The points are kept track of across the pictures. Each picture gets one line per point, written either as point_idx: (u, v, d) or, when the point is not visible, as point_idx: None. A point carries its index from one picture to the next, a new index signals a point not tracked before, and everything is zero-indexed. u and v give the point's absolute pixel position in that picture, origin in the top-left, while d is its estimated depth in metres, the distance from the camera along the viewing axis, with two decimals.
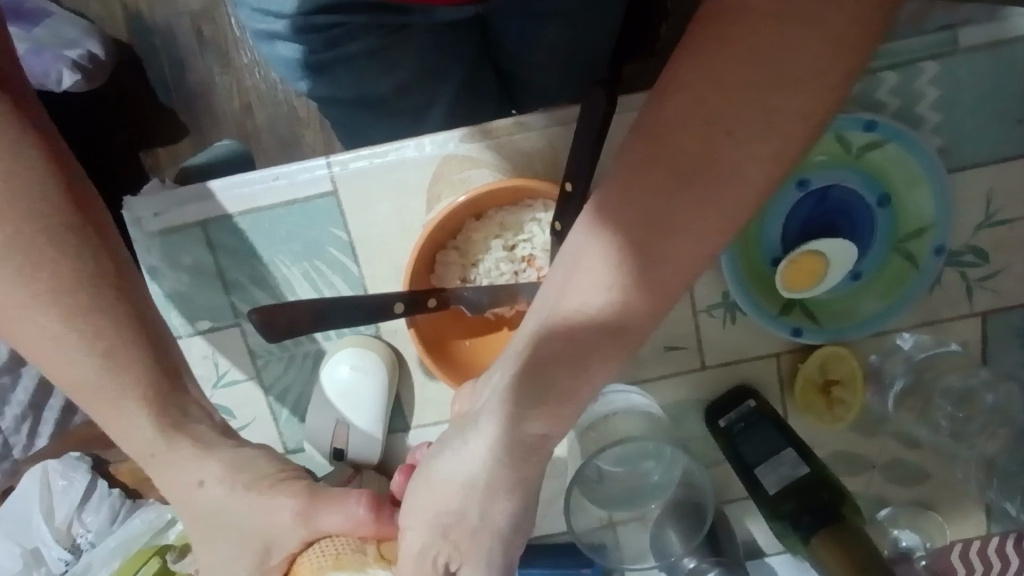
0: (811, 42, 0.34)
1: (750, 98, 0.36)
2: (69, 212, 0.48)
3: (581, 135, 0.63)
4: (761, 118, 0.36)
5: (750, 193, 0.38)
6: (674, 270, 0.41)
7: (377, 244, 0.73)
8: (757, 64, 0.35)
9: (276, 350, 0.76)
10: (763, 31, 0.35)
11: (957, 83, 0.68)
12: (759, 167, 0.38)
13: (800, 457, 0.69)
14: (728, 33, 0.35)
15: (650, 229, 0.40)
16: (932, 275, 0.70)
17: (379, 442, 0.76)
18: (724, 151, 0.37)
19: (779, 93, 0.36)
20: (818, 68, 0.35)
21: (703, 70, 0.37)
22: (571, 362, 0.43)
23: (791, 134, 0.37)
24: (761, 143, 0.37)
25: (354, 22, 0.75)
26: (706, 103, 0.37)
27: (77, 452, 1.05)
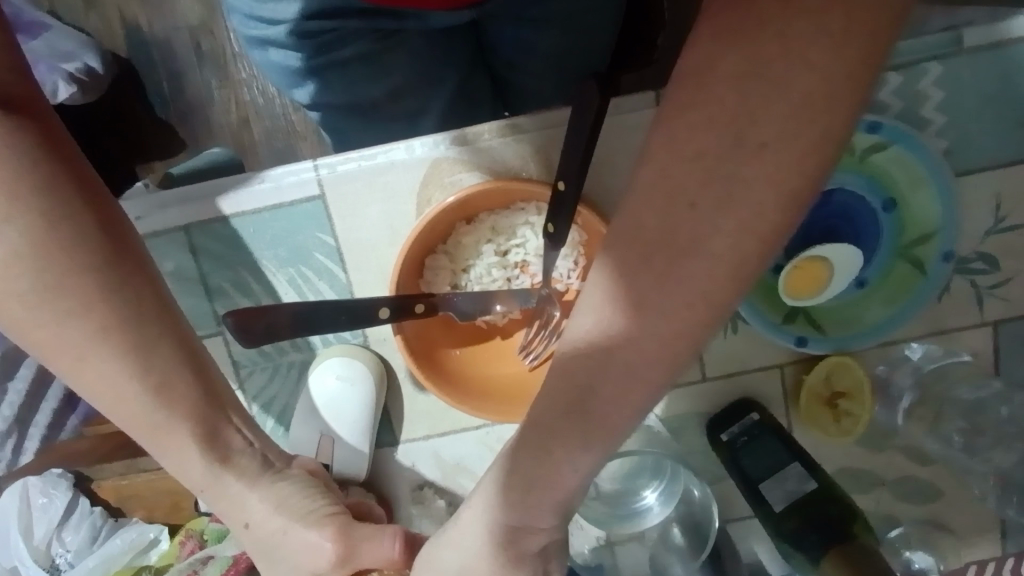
0: (781, 105, 0.31)
1: (718, 166, 0.33)
2: (77, 212, 0.43)
3: (573, 133, 0.60)
4: (733, 188, 0.33)
5: (726, 268, 0.34)
6: (650, 349, 0.37)
7: (366, 250, 0.71)
8: (724, 130, 0.32)
9: (259, 360, 0.73)
10: (728, 95, 0.32)
11: (962, 84, 0.66)
12: (734, 240, 0.34)
13: (806, 471, 0.66)
14: (696, 96, 0.32)
15: (621, 306, 0.37)
16: (940, 282, 0.68)
17: (366, 454, 0.73)
18: (695, 223, 0.34)
19: (750, 160, 0.32)
20: (792, 131, 0.31)
21: (669, 136, 0.33)
22: (557, 439, 0.41)
23: (771, 201, 0.33)
24: (735, 212, 0.33)
25: (347, 28, 0.73)
26: (672, 172, 0.34)
27: (59, 469, 0.98)
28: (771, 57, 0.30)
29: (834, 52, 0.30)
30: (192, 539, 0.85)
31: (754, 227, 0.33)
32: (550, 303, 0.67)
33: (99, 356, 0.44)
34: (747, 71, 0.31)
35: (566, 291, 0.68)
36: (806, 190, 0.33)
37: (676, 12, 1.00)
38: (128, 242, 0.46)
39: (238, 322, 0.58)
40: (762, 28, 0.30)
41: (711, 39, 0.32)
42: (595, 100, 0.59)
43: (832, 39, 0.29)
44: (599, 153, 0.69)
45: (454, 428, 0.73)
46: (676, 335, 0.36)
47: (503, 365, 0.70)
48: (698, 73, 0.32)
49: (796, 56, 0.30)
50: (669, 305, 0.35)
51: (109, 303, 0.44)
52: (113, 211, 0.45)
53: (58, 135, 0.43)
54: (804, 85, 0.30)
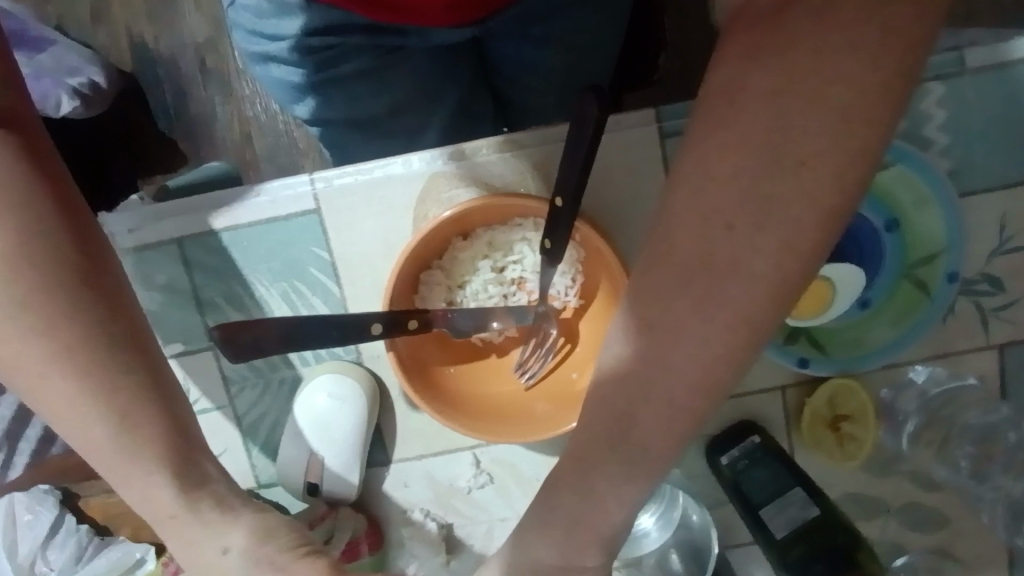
0: (818, 120, 0.32)
1: (758, 183, 0.34)
2: (60, 238, 0.40)
3: (572, 147, 0.58)
4: (773, 204, 0.34)
5: (767, 286, 0.35)
6: (689, 371, 0.37)
7: (362, 264, 0.70)
8: (760, 148, 0.33)
9: (251, 375, 0.72)
10: (764, 111, 0.33)
11: (966, 105, 0.66)
12: (773, 257, 0.34)
13: (809, 496, 0.64)
14: (728, 117, 0.34)
15: (661, 327, 0.37)
16: (946, 303, 0.66)
17: (357, 476, 0.71)
18: (733, 241, 0.35)
19: (789, 176, 0.33)
20: (829, 146, 0.33)
21: (702, 155, 0.35)
22: (595, 462, 0.41)
23: (810, 216, 0.34)
24: (774, 229, 0.34)
25: (349, 43, 0.73)
26: (711, 191, 0.34)
27: (45, 486, 0.96)
28: (802, 76, 0.32)
29: (866, 68, 0.32)
30: (177, 559, 0.83)
31: (794, 244, 0.34)
32: (547, 320, 0.67)
33: (60, 374, 0.41)
34: (782, 88, 0.33)
35: (563, 308, 0.67)
36: (843, 204, 0.34)
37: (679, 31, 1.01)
38: (102, 254, 0.42)
39: (223, 336, 0.54)
40: (797, 46, 0.32)
41: (745, 61, 0.33)
42: (594, 113, 0.56)
43: (866, 56, 0.31)
44: (599, 170, 0.68)
45: (449, 448, 0.71)
46: (717, 356, 0.37)
47: (498, 384, 0.69)
48: (732, 94, 0.34)
49: (832, 72, 0.32)
50: (709, 325, 0.36)
51: (90, 329, 0.41)
52: (89, 222, 0.42)
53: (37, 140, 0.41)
54: (839, 100, 0.32)
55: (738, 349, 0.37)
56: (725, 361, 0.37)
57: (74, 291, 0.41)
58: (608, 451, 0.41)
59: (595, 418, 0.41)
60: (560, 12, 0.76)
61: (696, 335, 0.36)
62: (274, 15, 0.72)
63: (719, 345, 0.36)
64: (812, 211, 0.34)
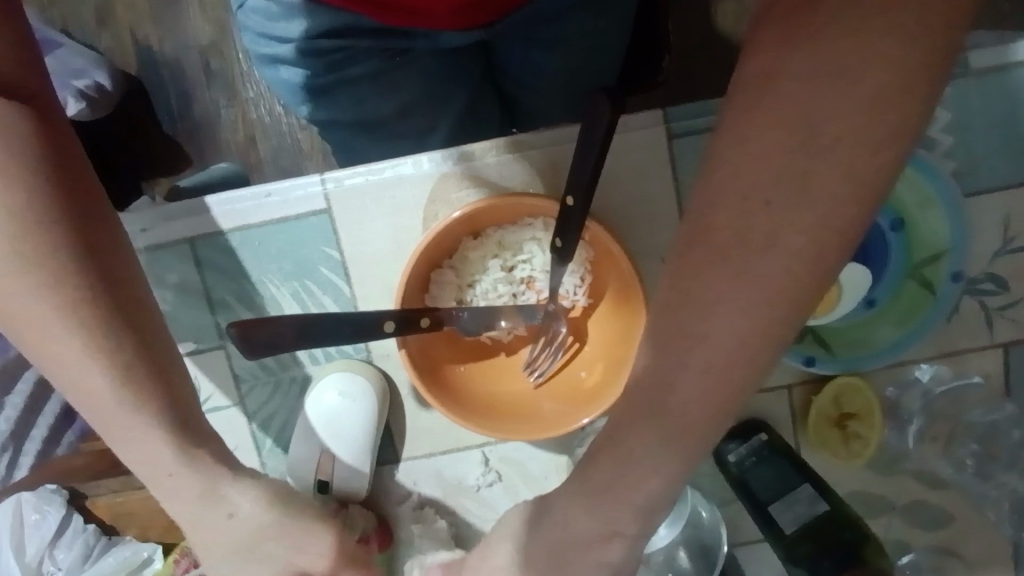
0: (853, 101, 0.34)
1: (793, 163, 0.35)
2: (78, 232, 0.44)
3: (583, 148, 0.59)
4: (807, 182, 0.35)
5: (803, 262, 0.37)
6: (723, 345, 0.39)
7: (371, 264, 0.70)
8: (796, 128, 0.35)
9: (262, 373, 0.72)
10: (801, 93, 0.34)
11: (969, 107, 0.67)
12: (809, 233, 0.36)
13: (817, 493, 0.65)
14: (762, 101, 0.35)
15: (692, 303, 0.39)
16: (950, 303, 0.67)
17: (368, 474, 0.72)
18: (767, 219, 0.36)
19: (825, 155, 0.35)
20: (864, 126, 0.34)
21: (737, 136, 0.36)
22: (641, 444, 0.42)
23: (845, 193, 0.35)
24: (810, 207, 0.35)
25: (357, 46, 0.74)
26: (747, 171, 0.36)
27: (53, 485, 0.95)
28: (835, 58, 0.33)
29: (901, 50, 0.33)
30: (187, 558, 0.83)
31: (828, 220, 0.36)
32: (557, 319, 0.68)
33: (71, 355, 0.45)
34: (818, 70, 0.34)
35: (572, 307, 0.68)
36: (877, 181, 0.35)
37: (681, 35, 1.02)
38: (114, 237, 0.46)
39: (240, 334, 0.55)
40: (834, 29, 0.33)
41: (781, 44, 0.35)
42: (605, 113, 0.57)
43: (902, 37, 0.33)
44: (606, 170, 0.69)
45: (457, 446, 0.72)
46: (750, 332, 0.38)
47: (507, 382, 0.70)
48: (763, 77, 0.35)
49: (868, 53, 0.33)
50: (747, 299, 0.37)
51: (101, 318, 0.45)
52: (103, 207, 0.46)
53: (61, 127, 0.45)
54: (875, 81, 0.33)
55: (774, 325, 0.38)
56: (761, 337, 0.38)
57: (88, 278, 0.44)
58: (625, 430, 0.42)
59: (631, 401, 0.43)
60: (566, 15, 0.77)
61: (707, 318, 0.38)
62: (283, 18, 0.73)
63: (757, 320, 0.38)
64: (847, 188, 0.35)
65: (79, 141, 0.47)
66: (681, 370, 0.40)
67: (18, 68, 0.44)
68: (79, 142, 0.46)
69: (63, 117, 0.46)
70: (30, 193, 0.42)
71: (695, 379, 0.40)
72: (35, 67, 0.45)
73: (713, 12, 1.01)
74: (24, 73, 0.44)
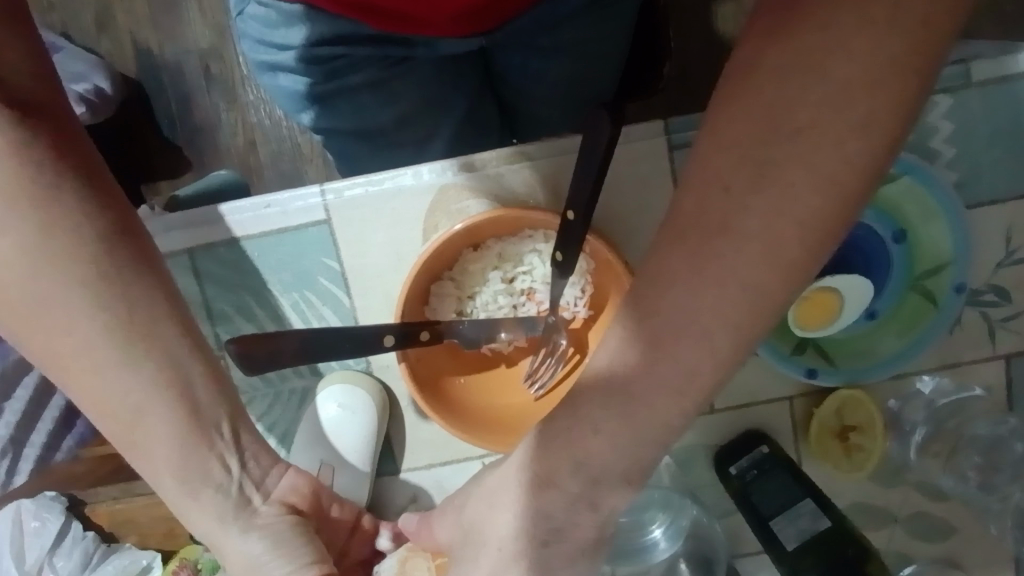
0: (819, 91, 0.36)
1: (753, 154, 0.38)
2: (113, 251, 0.44)
3: (585, 160, 0.58)
4: (770, 168, 0.38)
5: (759, 246, 0.39)
6: (682, 323, 0.41)
7: (370, 274, 0.70)
8: (764, 116, 0.37)
9: (261, 384, 0.72)
10: (772, 82, 0.37)
11: (970, 117, 0.66)
12: (766, 217, 0.38)
13: (819, 509, 0.64)
14: (738, 93, 0.38)
15: (659, 284, 0.41)
16: (954, 314, 0.67)
17: (366, 482, 0.71)
18: (727, 202, 0.39)
19: (788, 142, 0.37)
20: (827, 116, 0.36)
21: (713, 126, 0.39)
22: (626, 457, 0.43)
23: (806, 181, 0.37)
24: (771, 191, 0.38)
25: (358, 54, 0.74)
26: (716, 153, 0.39)
27: (52, 491, 0.97)
28: (806, 56, 0.36)
29: (872, 45, 0.35)
30: (186, 569, 0.83)
31: (786, 207, 0.38)
32: (557, 332, 0.67)
33: (95, 362, 0.44)
34: (790, 62, 0.37)
35: (573, 319, 0.68)
36: (846, 174, 0.37)
37: (681, 41, 1.01)
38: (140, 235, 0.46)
39: (241, 351, 0.54)
40: (806, 25, 0.36)
41: (761, 38, 0.38)
42: (607, 128, 0.56)
43: (875, 32, 0.35)
44: (607, 180, 0.69)
45: (457, 458, 0.72)
46: (727, 319, 0.40)
47: (507, 395, 0.69)
48: (743, 70, 0.38)
49: (837, 46, 0.35)
50: (705, 278, 0.40)
51: (132, 329, 0.44)
52: (125, 207, 0.46)
53: (76, 136, 0.45)
54: (842, 75, 0.36)
55: (742, 319, 0.40)
56: (720, 321, 0.40)
57: (126, 289, 0.44)
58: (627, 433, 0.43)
59: (625, 409, 0.43)
60: (567, 22, 0.77)
61: (678, 315, 0.41)
62: (282, 26, 0.73)
63: (713, 301, 0.40)
64: (808, 175, 0.37)
65: (94, 147, 0.46)
66: (669, 369, 0.42)
67: (33, 80, 0.44)
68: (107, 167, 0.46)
69: (88, 142, 0.46)
70: (65, 214, 0.42)
71: (691, 374, 0.42)
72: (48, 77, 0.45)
73: (714, 17, 1.00)
74: (34, 82, 0.44)
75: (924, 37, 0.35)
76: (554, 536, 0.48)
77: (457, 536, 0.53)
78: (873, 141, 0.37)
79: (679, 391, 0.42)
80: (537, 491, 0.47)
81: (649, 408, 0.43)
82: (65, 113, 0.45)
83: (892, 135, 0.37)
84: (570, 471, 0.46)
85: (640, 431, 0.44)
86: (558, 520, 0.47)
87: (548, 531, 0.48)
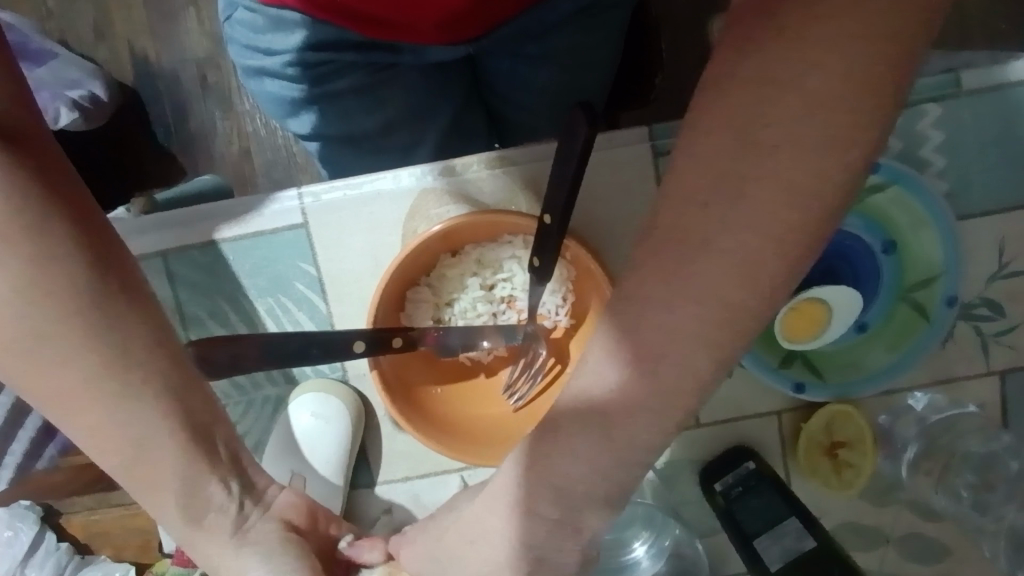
0: (769, 108, 0.35)
1: (723, 161, 0.36)
2: (81, 257, 0.42)
3: (559, 166, 0.56)
4: (736, 181, 0.36)
5: (733, 262, 0.37)
6: (650, 334, 0.39)
7: (348, 279, 0.68)
8: (728, 131, 0.36)
9: (233, 394, 0.70)
10: (733, 96, 0.36)
11: (962, 127, 0.65)
12: (732, 232, 0.37)
13: (804, 527, 0.61)
14: (706, 99, 0.37)
15: (633, 290, 0.39)
16: (945, 328, 0.65)
17: (341, 494, 0.68)
18: (701, 211, 0.37)
19: (753, 157, 0.36)
20: (792, 130, 0.35)
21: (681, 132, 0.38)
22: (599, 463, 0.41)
23: (771, 190, 0.36)
24: (727, 207, 0.37)
25: (342, 60, 0.73)
26: (685, 159, 0.37)
27: (26, 502, 0.92)
28: (775, 60, 0.35)
29: (835, 59, 0.34)
30: None
31: (760, 214, 0.36)
32: (537, 340, 0.65)
33: (44, 367, 0.42)
34: (754, 76, 0.36)
35: (554, 328, 0.66)
36: (822, 175, 0.36)
37: (676, 55, 1.01)
38: (114, 257, 0.44)
39: (200, 352, 0.52)
40: (776, 27, 0.35)
41: (723, 47, 0.37)
42: (583, 131, 0.54)
43: (839, 44, 0.34)
44: (593, 187, 0.67)
45: (436, 470, 0.69)
46: (703, 329, 0.38)
47: (486, 405, 0.67)
48: (708, 80, 0.37)
49: (804, 61, 0.35)
50: (669, 291, 0.38)
51: (80, 336, 0.42)
52: (100, 225, 0.44)
53: (50, 156, 0.43)
54: (808, 88, 0.35)
55: (721, 327, 0.38)
56: (697, 330, 0.39)
57: (88, 297, 0.42)
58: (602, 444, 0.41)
59: (599, 421, 0.41)
60: (555, 29, 0.76)
61: (649, 321, 0.39)
62: (270, 31, 0.72)
63: (680, 313, 0.38)
64: (772, 189, 0.36)
65: (74, 171, 0.45)
66: (640, 377, 0.40)
67: (10, 102, 0.43)
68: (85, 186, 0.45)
69: (65, 162, 0.44)
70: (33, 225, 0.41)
71: (663, 384, 0.40)
72: (24, 102, 0.44)
73: (708, 28, 1.00)
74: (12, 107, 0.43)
75: (902, 34, 0.34)
76: (526, 556, 0.46)
77: (426, 564, 0.51)
78: (850, 142, 0.35)
79: (654, 401, 0.40)
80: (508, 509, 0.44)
81: (622, 420, 0.41)
82: (41, 135, 0.44)
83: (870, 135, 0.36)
84: (541, 486, 0.43)
85: (613, 442, 0.42)
86: (529, 539, 0.45)
87: (520, 550, 0.46)
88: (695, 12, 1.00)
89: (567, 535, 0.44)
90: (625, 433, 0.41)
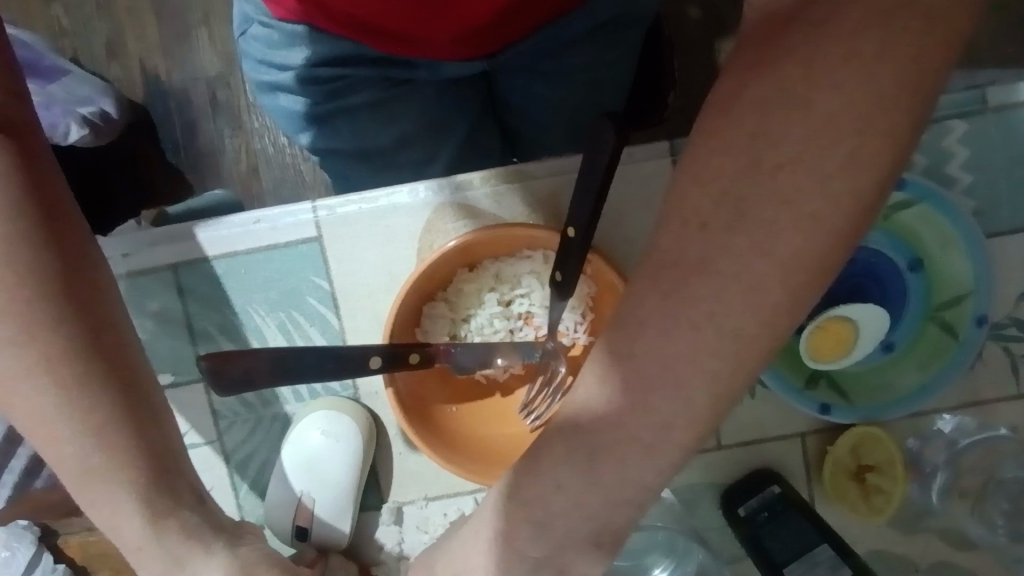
0: (808, 110, 0.34)
1: (754, 169, 0.35)
2: (59, 270, 0.42)
3: (585, 178, 0.55)
4: (764, 193, 0.35)
5: (777, 275, 0.35)
6: (685, 351, 0.37)
7: (361, 294, 0.67)
8: (759, 143, 0.35)
9: (242, 410, 0.68)
10: (764, 104, 0.35)
11: (988, 144, 0.64)
12: (754, 245, 0.35)
13: (838, 556, 0.59)
14: (737, 104, 0.35)
15: (668, 302, 0.37)
16: (975, 348, 0.63)
17: (348, 522, 0.67)
18: (743, 221, 0.35)
19: (786, 171, 0.34)
20: (828, 146, 0.34)
21: (711, 139, 0.36)
22: (630, 483, 0.40)
23: (816, 197, 0.34)
24: (760, 218, 0.35)
25: (357, 75, 0.72)
26: (715, 167, 0.36)
27: (24, 520, 0.83)
28: (809, 67, 0.34)
29: (867, 70, 0.33)
30: None
31: (804, 225, 0.35)
32: (556, 358, 0.63)
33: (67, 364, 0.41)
34: (781, 87, 0.34)
35: (573, 346, 0.64)
36: (869, 183, 0.34)
37: (686, 74, 1.01)
38: (86, 255, 0.44)
39: (211, 367, 0.49)
40: (807, 38, 0.34)
41: (754, 57, 0.36)
42: (610, 141, 0.53)
43: (873, 55, 0.33)
44: (612, 203, 0.66)
45: (448, 492, 0.67)
46: (743, 343, 0.36)
47: (502, 424, 0.65)
48: (739, 87, 0.36)
49: (833, 69, 0.33)
50: (703, 302, 0.36)
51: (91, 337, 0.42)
52: (84, 245, 0.44)
53: (45, 163, 0.44)
54: (838, 97, 0.33)
55: (762, 342, 0.37)
56: (735, 345, 0.36)
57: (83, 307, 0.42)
58: (635, 466, 0.39)
59: (631, 442, 0.39)
60: (572, 47, 0.76)
61: (679, 337, 0.36)
62: (284, 46, 0.72)
63: (713, 328, 0.36)
64: (799, 201, 0.34)
65: (58, 166, 0.45)
66: (674, 398, 0.37)
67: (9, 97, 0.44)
68: (76, 205, 0.45)
69: (60, 176, 0.45)
70: (25, 232, 0.41)
71: (701, 404, 0.37)
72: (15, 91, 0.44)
73: (718, 50, 1.00)
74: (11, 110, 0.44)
75: (946, 40, 0.33)
76: None
77: None
78: (897, 149, 0.34)
79: (687, 423, 0.38)
80: (531, 533, 0.42)
81: (652, 442, 0.39)
82: (30, 123, 0.44)
83: (908, 143, 0.34)
84: (564, 512, 0.40)
85: (644, 469, 0.39)
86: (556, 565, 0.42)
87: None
88: (705, 34, 1.01)
89: (591, 560, 0.42)
90: (658, 455, 0.39)
